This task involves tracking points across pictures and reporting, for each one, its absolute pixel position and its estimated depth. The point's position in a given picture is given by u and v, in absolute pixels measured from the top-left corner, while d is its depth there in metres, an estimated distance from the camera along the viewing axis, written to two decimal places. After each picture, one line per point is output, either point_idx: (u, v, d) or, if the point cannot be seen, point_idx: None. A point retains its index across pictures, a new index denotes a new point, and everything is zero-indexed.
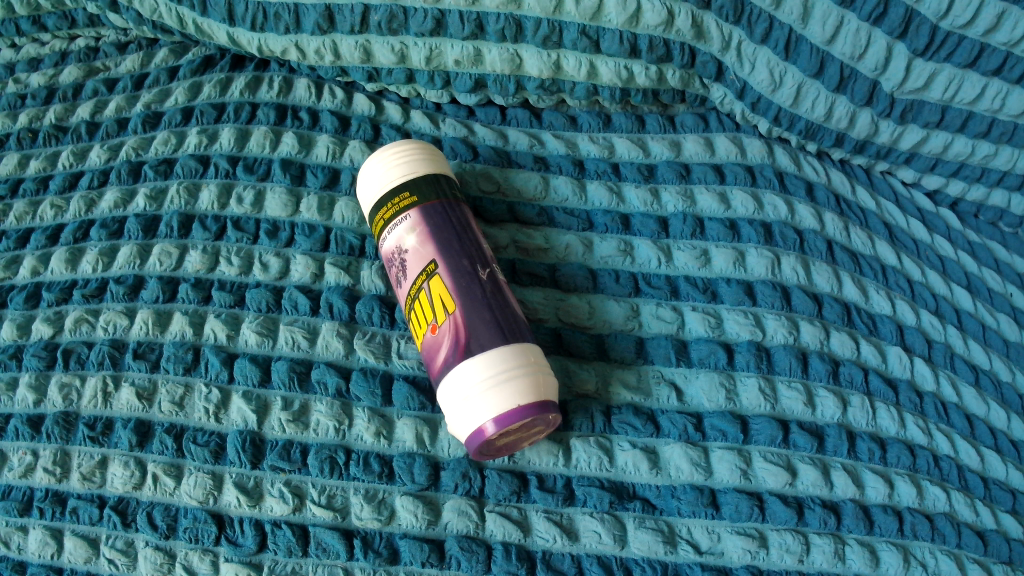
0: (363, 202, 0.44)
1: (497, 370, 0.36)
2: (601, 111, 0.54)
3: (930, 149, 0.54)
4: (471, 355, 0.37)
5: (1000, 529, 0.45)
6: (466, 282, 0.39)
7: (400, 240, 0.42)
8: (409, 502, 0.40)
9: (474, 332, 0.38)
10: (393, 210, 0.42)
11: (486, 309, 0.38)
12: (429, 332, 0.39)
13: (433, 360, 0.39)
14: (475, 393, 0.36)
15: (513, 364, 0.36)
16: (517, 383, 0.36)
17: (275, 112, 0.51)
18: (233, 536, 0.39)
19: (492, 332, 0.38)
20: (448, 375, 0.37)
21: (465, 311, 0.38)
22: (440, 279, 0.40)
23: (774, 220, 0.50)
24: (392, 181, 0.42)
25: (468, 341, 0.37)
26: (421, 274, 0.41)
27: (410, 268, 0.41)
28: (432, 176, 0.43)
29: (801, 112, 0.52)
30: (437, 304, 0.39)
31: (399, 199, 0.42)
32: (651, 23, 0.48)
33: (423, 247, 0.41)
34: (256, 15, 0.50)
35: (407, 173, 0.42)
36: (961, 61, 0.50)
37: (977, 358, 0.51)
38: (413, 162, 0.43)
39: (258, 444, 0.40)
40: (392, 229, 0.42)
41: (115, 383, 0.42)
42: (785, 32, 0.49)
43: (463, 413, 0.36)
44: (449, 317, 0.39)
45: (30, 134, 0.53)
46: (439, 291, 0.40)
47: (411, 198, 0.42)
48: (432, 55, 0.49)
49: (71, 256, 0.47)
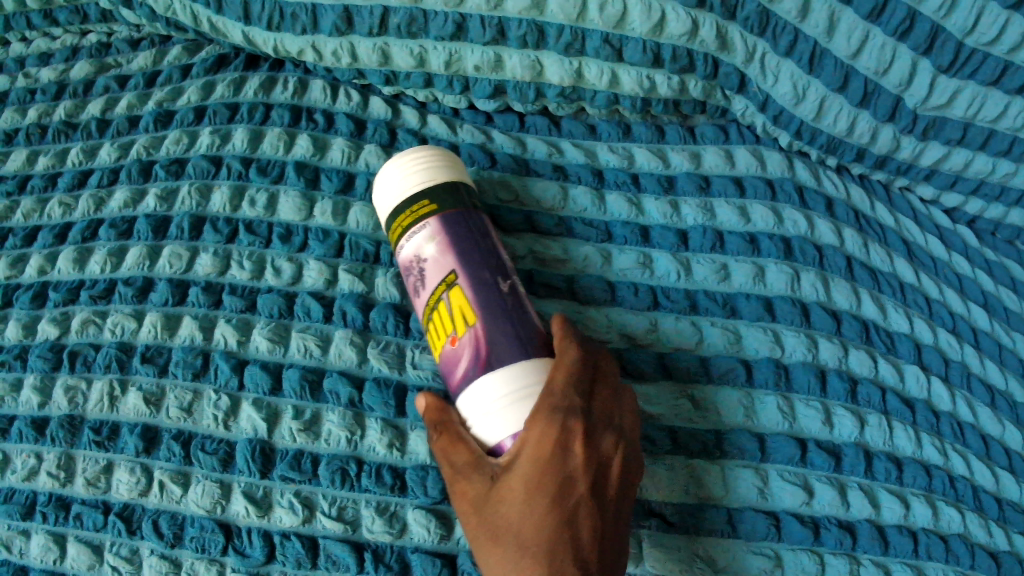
0: (382, 210, 0.42)
1: (517, 386, 0.35)
2: (621, 120, 0.53)
3: (951, 165, 0.53)
4: (497, 369, 0.35)
5: (1013, 550, 0.45)
6: (486, 292, 0.38)
7: (419, 249, 0.40)
8: (421, 516, 0.39)
9: (495, 344, 0.36)
10: (411, 216, 0.40)
11: (507, 322, 0.37)
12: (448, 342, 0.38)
13: (453, 373, 0.37)
14: (499, 411, 0.35)
15: (534, 382, 0.35)
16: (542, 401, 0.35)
17: (289, 114, 0.51)
18: (241, 547, 0.38)
19: (513, 346, 0.36)
20: (470, 389, 0.36)
21: (486, 323, 0.37)
22: (460, 290, 0.38)
23: (794, 235, 0.49)
24: (411, 187, 0.41)
25: (488, 355, 0.36)
26: (440, 284, 0.39)
27: (428, 278, 0.39)
28: (451, 184, 0.41)
29: (824, 127, 0.51)
30: (456, 315, 0.38)
31: (417, 205, 0.40)
32: (675, 32, 0.47)
33: (442, 254, 0.39)
34: (273, 15, 0.49)
35: (427, 178, 0.41)
36: (986, 79, 0.49)
37: (993, 378, 0.50)
38: (431, 168, 0.41)
39: (268, 454, 0.40)
40: (409, 235, 0.40)
41: (123, 388, 0.42)
42: (810, 44, 0.48)
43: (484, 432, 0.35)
44: (470, 329, 0.37)
45: (39, 130, 0.52)
46: (459, 303, 0.38)
47: (430, 204, 0.40)
48: (451, 60, 0.49)
49: (78, 256, 0.46)
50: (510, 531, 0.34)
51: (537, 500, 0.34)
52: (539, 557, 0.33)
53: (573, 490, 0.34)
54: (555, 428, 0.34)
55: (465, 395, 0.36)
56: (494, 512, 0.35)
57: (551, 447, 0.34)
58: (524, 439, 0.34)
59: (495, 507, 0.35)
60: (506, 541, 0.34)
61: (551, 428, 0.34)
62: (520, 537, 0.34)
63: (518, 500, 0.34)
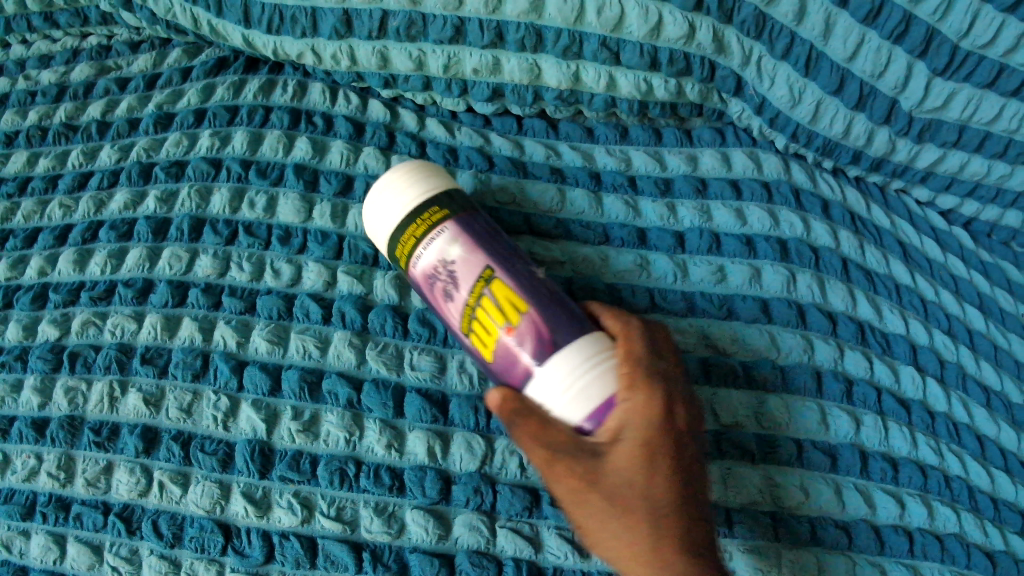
0: (383, 229, 0.41)
1: (592, 361, 0.35)
2: (618, 123, 0.53)
3: (946, 168, 0.54)
4: (566, 346, 0.35)
5: (1009, 550, 0.45)
6: (527, 279, 0.37)
7: (441, 254, 0.38)
8: (420, 516, 0.39)
9: (555, 325, 0.36)
10: (421, 226, 0.39)
11: (557, 303, 0.37)
12: (500, 337, 0.36)
13: (513, 368, 0.36)
14: (584, 388, 0.34)
15: (604, 354, 0.35)
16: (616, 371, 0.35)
17: (289, 116, 0.51)
18: (240, 547, 0.39)
19: (570, 324, 0.36)
20: (538, 376, 0.35)
21: (539, 307, 0.36)
22: (501, 281, 0.37)
23: (791, 237, 0.49)
24: (415, 197, 0.39)
25: (552, 336, 0.35)
26: (476, 283, 0.38)
27: (461, 280, 0.38)
28: (449, 189, 0.40)
29: (820, 129, 0.51)
30: (504, 306, 0.37)
31: (422, 215, 0.39)
32: (672, 36, 0.47)
33: (464, 255, 0.38)
34: (272, 18, 0.49)
35: (428, 188, 0.40)
36: (981, 81, 0.49)
37: (989, 379, 0.50)
38: (428, 178, 0.40)
39: (267, 454, 0.40)
40: (425, 245, 0.39)
41: (122, 388, 0.42)
42: (806, 47, 0.48)
43: (570, 412, 0.34)
44: (525, 316, 0.36)
45: (40, 132, 0.53)
46: (504, 294, 0.37)
47: (438, 211, 0.39)
48: (450, 63, 0.49)
49: (79, 257, 0.46)
50: (637, 500, 0.34)
51: (659, 466, 0.34)
52: (675, 517, 0.34)
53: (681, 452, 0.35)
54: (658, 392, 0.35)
55: (534, 385, 0.35)
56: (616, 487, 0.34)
57: (657, 410, 0.35)
58: (629, 410, 0.34)
59: (615, 486, 0.34)
60: (637, 512, 0.34)
61: (655, 393, 0.35)
62: (653, 505, 0.34)
63: (637, 469, 0.34)
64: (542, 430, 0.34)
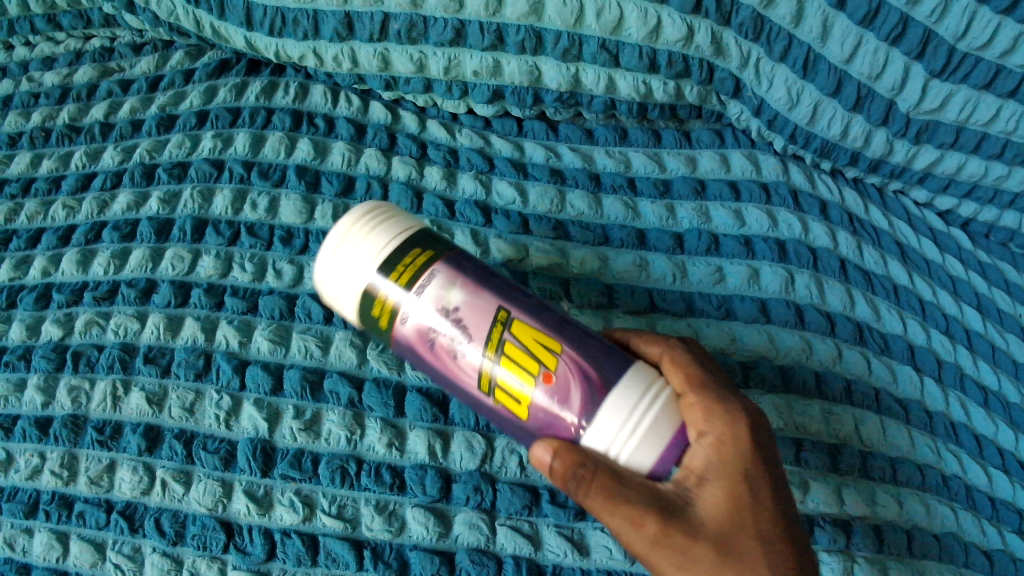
0: (352, 288, 0.34)
1: (655, 392, 0.31)
2: (617, 125, 0.53)
3: (944, 169, 0.54)
4: (621, 382, 0.31)
5: (1007, 548, 0.46)
6: (547, 314, 0.33)
7: (440, 300, 0.33)
8: (421, 514, 0.40)
9: (596, 363, 0.32)
10: (406, 275, 0.33)
11: (589, 336, 0.33)
12: (537, 388, 0.32)
13: (562, 423, 0.32)
14: (653, 429, 0.30)
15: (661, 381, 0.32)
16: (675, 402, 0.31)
17: (291, 118, 0.51)
18: (242, 544, 0.39)
19: (612, 356, 0.32)
20: (595, 428, 0.31)
21: (574, 344, 0.32)
22: (522, 321, 0.33)
23: (789, 238, 0.49)
24: (391, 242, 0.33)
25: (599, 375, 0.31)
26: (492, 328, 0.33)
27: (472, 329, 0.33)
28: (414, 225, 0.35)
29: (818, 130, 0.52)
30: (533, 350, 0.32)
31: (402, 262, 0.33)
32: (670, 38, 0.48)
33: (466, 300, 0.33)
34: (274, 21, 0.50)
35: (394, 231, 0.34)
36: (978, 82, 0.49)
37: (987, 378, 0.51)
38: (389, 219, 0.34)
39: (269, 453, 0.40)
40: (415, 295, 0.33)
41: (125, 387, 0.42)
42: (804, 49, 0.48)
43: (641, 457, 0.30)
44: (563, 357, 0.32)
45: (43, 134, 0.53)
46: (530, 336, 0.33)
47: (417, 254, 0.33)
48: (450, 65, 0.49)
49: (82, 257, 0.47)
50: (750, 538, 0.32)
51: (758, 493, 0.33)
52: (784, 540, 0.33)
53: (769, 481, 0.33)
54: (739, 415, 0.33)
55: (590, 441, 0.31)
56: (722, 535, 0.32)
57: (739, 437, 0.33)
58: (713, 443, 0.32)
59: (724, 531, 0.32)
60: (755, 548, 0.32)
61: (738, 416, 0.33)
62: (764, 536, 0.32)
63: (740, 502, 0.32)
64: (625, 501, 0.30)
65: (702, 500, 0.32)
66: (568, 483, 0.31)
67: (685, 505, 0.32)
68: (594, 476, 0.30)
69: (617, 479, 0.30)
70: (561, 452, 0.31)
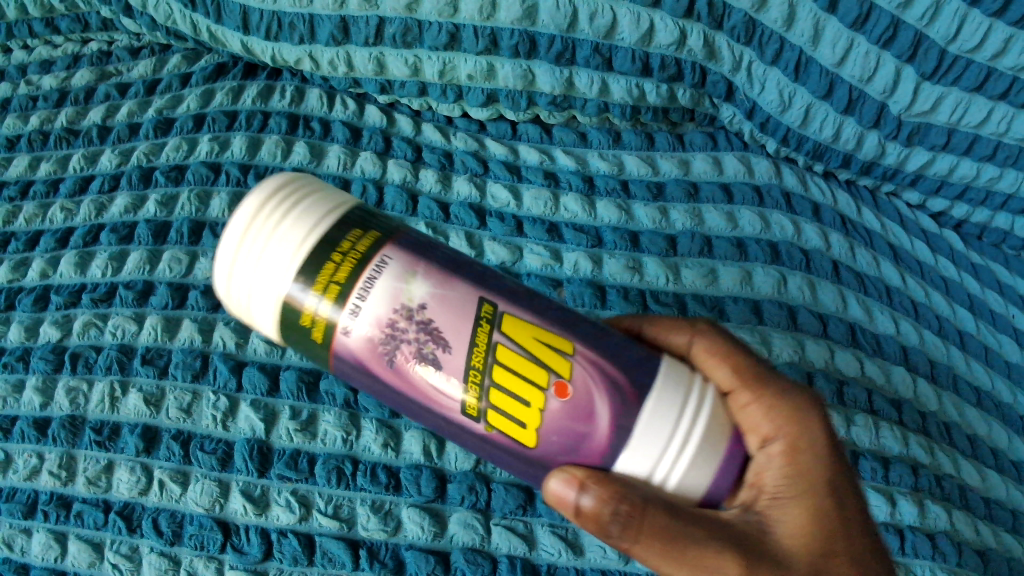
0: (269, 292, 0.29)
1: (695, 394, 0.28)
2: (611, 128, 0.54)
3: (936, 171, 0.54)
4: (655, 386, 0.28)
5: (1000, 547, 0.46)
6: (546, 313, 0.30)
7: (400, 296, 0.29)
8: (416, 514, 0.40)
9: (622, 364, 0.29)
10: (342, 273, 0.29)
11: (601, 335, 0.30)
12: (553, 402, 0.29)
13: (586, 446, 0.29)
14: (704, 444, 0.28)
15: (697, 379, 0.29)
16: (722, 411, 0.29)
17: (287, 121, 0.52)
18: (239, 544, 0.39)
19: (634, 357, 0.29)
20: (631, 452, 0.28)
21: (588, 347, 0.29)
22: (520, 323, 0.30)
23: (782, 239, 0.50)
24: (314, 231, 0.29)
25: (628, 383, 0.29)
26: (482, 334, 0.29)
27: (456, 336, 0.29)
28: (338, 204, 0.30)
29: (810, 133, 0.52)
30: (542, 357, 0.29)
31: (333, 255, 0.29)
32: (663, 42, 0.48)
33: (429, 293, 0.29)
34: (271, 25, 0.50)
35: (318, 216, 0.30)
36: (969, 85, 0.50)
37: (979, 378, 0.51)
38: (304, 198, 0.30)
39: (265, 453, 0.41)
40: (366, 294, 0.29)
41: (123, 389, 0.43)
42: (796, 53, 0.49)
43: (695, 474, 0.28)
44: (579, 364, 0.29)
45: (41, 136, 0.53)
46: (533, 343, 0.29)
47: (348, 242, 0.29)
48: (445, 69, 0.50)
49: (80, 259, 0.47)
50: (845, 556, 0.30)
51: (847, 507, 0.31)
52: (874, 555, 0.32)
53: (850, 495, 0.32)
54: (810, 423, 0.32)
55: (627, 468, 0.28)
56: (818, 564, 0.30)
57: (812, 448, 0.32)
58: (784, 456, 0.31)
59: (822, 556, 0.30)
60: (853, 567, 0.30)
61: (810, 425, 0.32)
62: (856, 553, 0.31)
63: (828, 519, 0.31)
64: (694, 539, 0.28)
65: (783, 525, 0.30)
66: (613, 523, 0.28)
67: (762, 535, 0.30)
68: (647, 515, 0.27)
69: (674, 514, 0.27)
70: (589, 487, 0.28)
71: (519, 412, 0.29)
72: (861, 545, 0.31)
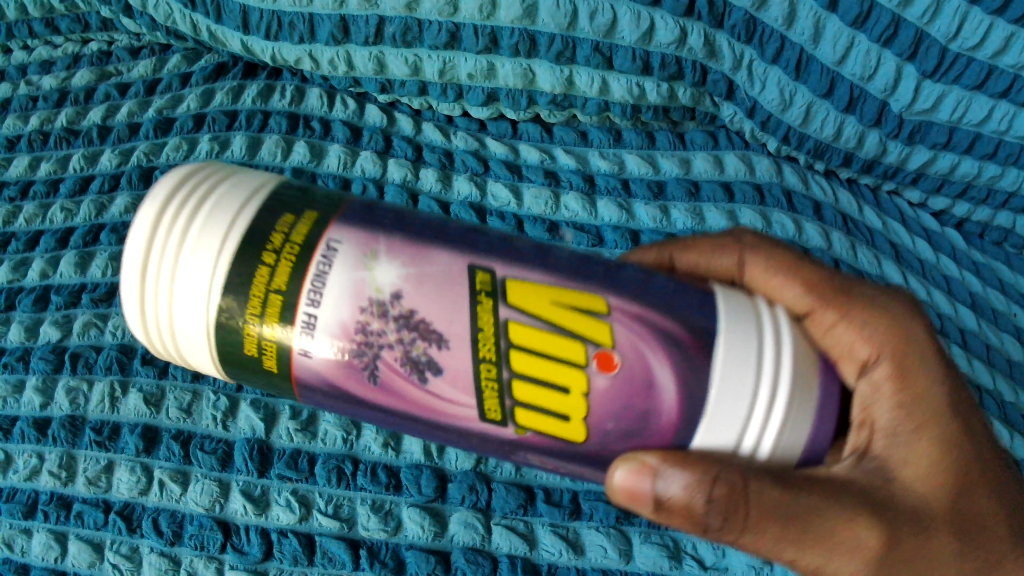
0: (200, 292, 0.30)
1: (763, 338, 0.29)
2: (611, 127, 0.54)
3: (937, 169, 0.54)
4: (720, 340, 0.29)
5: None
6: (583, 276, 0.31)
7: (358, 277, 0.30)
8: (416, 513, 0.40)
9: (678, 319, 0.30)
10: (282, 268, 0.30)
11: (642, 291, 0.30)
12: (601, 375, 0.29)
13: (654, 420, 0.29)
14: (791, 403, 0.28)
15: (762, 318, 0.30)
16: (808, 353, 0.29)
17: (287, 121, 0.52)
18: (239, 545, 0.39)
19: (681, 311, 0.30)
20: (711, 427, 0.29)
21: (629, 307, 0.30)
22: (559, 293, 0.30)
23: (783, 238, 0.50)
24: (233, 220, 0.30)
25: (687, 342, 0.29)
26: (512, 314, 0.30)
27: (488, 322, 0.30)
28: (256, 193, 0.31)
29: (811, 131, 0.52)
30: (587, 325, 0.30)
31: (266, 252, 0.30)
32: (663, 41, 0.48)
33: (403, 276, 0.30)
34: (271, 24, 0.50)
35: (229, 211, 0.30)
36: (970, 83, 0.50)
37: (981, 377, 0.51)
38: (209, 191, 0.31)
39: (265, 453, 0.41)
40: (325, 279, 0.30)
41: (123, 389, 0.42)
42: (796, 51, 0.49)
43: (790, 434, 0.28)
44: (624, 327, 0.30)
45: (41, 136, 0.53)
46: (576, 314, 0.30)
47: (278, 231, 0.30)
48: (445, 68, 0.50)
49: (80, 259, 0.47)
50: (980, 480, 0.32)
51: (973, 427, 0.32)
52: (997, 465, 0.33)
53: (973, 412, 0.33)
54: (921, 352, 0.32)
55: (713, 443, 0.29)
56: (953, 500, 0.31)
57: (931, 377, 0.32)
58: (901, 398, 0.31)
59: (960, 492, 0.31)
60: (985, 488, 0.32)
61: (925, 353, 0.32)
62: (987, 473, 0.32)
63: (962, 445, 0.31)
64: (817, 516, 0.29)
65: (915, 473, 0.30)
66: (710, 511, 0.28)
67: (892, 486, 0.30)
68: (750, 495, 0.28)
69: (785, 489, 0.28)
70: (666, 473, 0.29)
71: (562, 400, 0.30)
72: (986, 450, 0.32)
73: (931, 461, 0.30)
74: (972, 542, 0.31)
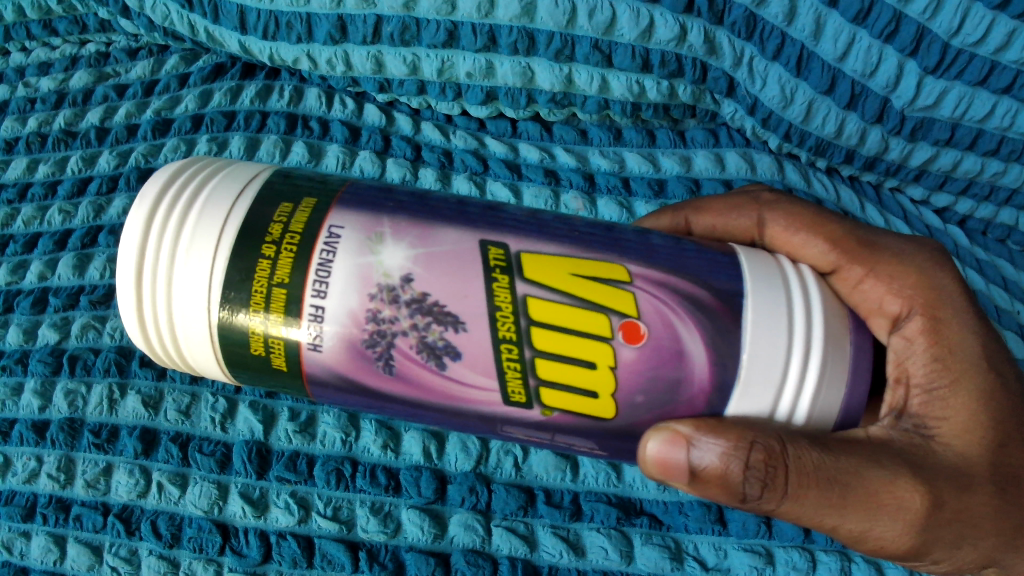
0: (194, 288, 0.32)
1: (790, 302, 0.31)
2: (611, 125, 0.53)
3: (940, 166, 0.54)
4: (748, 308, 0.31)
5: None
6: (604, 250, 0.33)
7: (366, 263, 0.32)
8: (415, 515, 0.40)
9: (701, 285, 0.32)
10: (283, 262, 0.32)
11: (660, 261, 0.33)
12: (628, 347, 0.31)
13: (685, 388, 0.31)
14: (824, 369, 0.31)
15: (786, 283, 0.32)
16: (832, 315, 0.32)
17: (286, 121, 0.52)
18: (238, 547, 0.39)
19: (700, 279, 0.32)
20: (749, 395, 0.31)
21: (648, 280, 0.32)
22: (585, 270, 0.32)
23: None
24: (225, 217, 0.32)
25: (711, 308, 0.32)
26: (540, 293, 0.32)
27: (528, 302, 0.32)
28: (251, 188, 0.33)
29: (813, 128, 0.51)
30: (612, 297, 0.32)
31: (267, 245, 0.32)
32: (662, 39, 0.48)
33: (411, 258, 0.32)
34: (268, 25, 0.50)
35: (223, 208, 0.32)
36: (972, 78, 0.49)
37: None
38: (199, 194, 0.33)
39: (264, 455, 0.40)
40: (333, 266, 0.32)
41: (121, 391, 0.42)
42: (797, 48, 0.48)
43: (824, 395, 0.31)
44: (644, 298, 0.32)
45: (39, 138, 0.53)
46: (602, 287, 0.32)
47: (278, 223, 0.32)
48: (443, 67, 0.49)
49: (79, 261, 0.47)
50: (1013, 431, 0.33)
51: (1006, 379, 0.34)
52: None
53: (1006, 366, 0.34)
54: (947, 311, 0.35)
55: (748, 408, 0.31)
56: (995, 452, 0.33)
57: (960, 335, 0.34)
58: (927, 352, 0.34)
59: (994, 442, 0.33)
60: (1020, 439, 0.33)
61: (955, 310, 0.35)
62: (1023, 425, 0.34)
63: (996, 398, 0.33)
64: (857, 473, 0.31)
65: (946, 424, 0.33)
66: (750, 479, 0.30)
67: (922, 439, 0.33)
68: (789, 459, 0.30)
69: (821, 448, 0.31)
70: (700, 442, 0.31)
71: (590, 375, 0.32)
72: None
73: (965, 412, 0.33)
74: (1016, 494, 0.33)
